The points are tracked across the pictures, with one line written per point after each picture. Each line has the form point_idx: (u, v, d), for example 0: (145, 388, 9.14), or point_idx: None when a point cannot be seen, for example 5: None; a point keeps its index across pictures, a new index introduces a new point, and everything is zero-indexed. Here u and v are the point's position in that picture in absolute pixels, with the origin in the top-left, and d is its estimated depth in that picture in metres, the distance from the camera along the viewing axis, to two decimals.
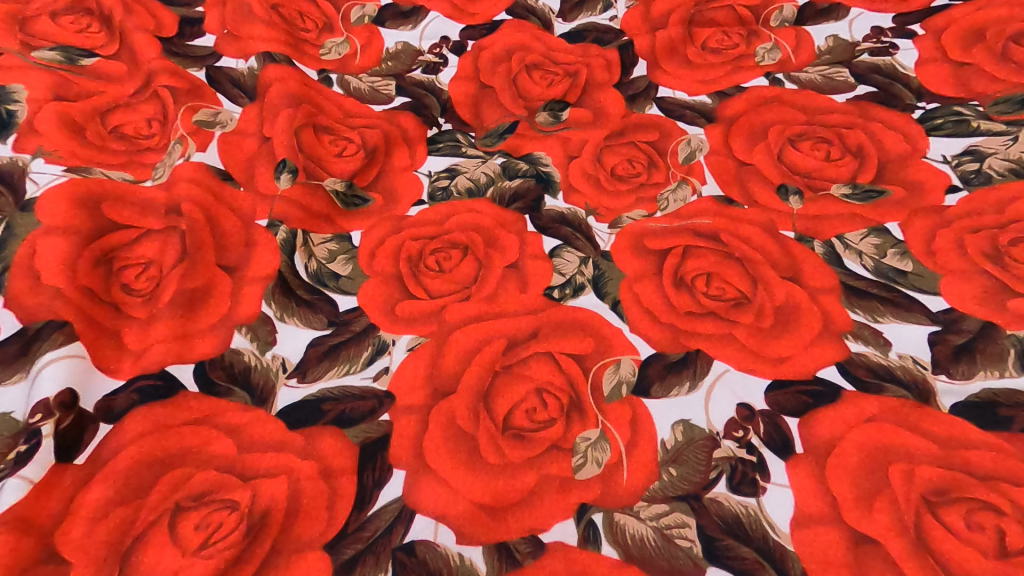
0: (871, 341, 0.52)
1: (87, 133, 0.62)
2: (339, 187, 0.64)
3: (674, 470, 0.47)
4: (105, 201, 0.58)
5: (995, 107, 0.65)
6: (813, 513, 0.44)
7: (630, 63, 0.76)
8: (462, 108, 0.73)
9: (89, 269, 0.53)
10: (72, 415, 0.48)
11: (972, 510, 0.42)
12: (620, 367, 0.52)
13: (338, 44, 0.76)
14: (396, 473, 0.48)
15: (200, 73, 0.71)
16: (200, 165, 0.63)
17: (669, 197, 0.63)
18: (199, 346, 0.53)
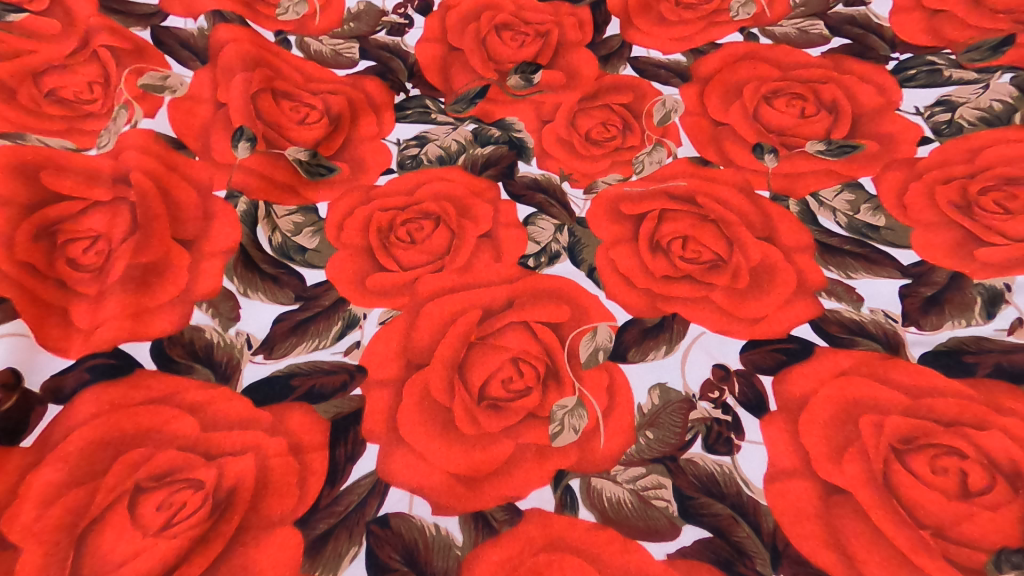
0: (844, 297, 0.52)
1: (19, 98, 0.58)
2: (302, 156, 0.61)
3: (651, 433, 0.47)
4: (44, 171, 0.54)
5: (967, 55, 0.64)
6: (787, 468, 0.44)
7: (603, 21, 0.73)
8: (429, 71, 0.69)
9: (29, 243, 0.50)
10: (16, 396, 0.45)
11: (937, 456, 0.43)
12: (597, 334, 0.51)
13: (295, 4, 0.72)
14: (369, 447, 0.46)
15: (144, 33, 0.66)
16: (149, 132, 0.59)
17: (645, 159, 0.61)
18: (156, 323, 0.50)
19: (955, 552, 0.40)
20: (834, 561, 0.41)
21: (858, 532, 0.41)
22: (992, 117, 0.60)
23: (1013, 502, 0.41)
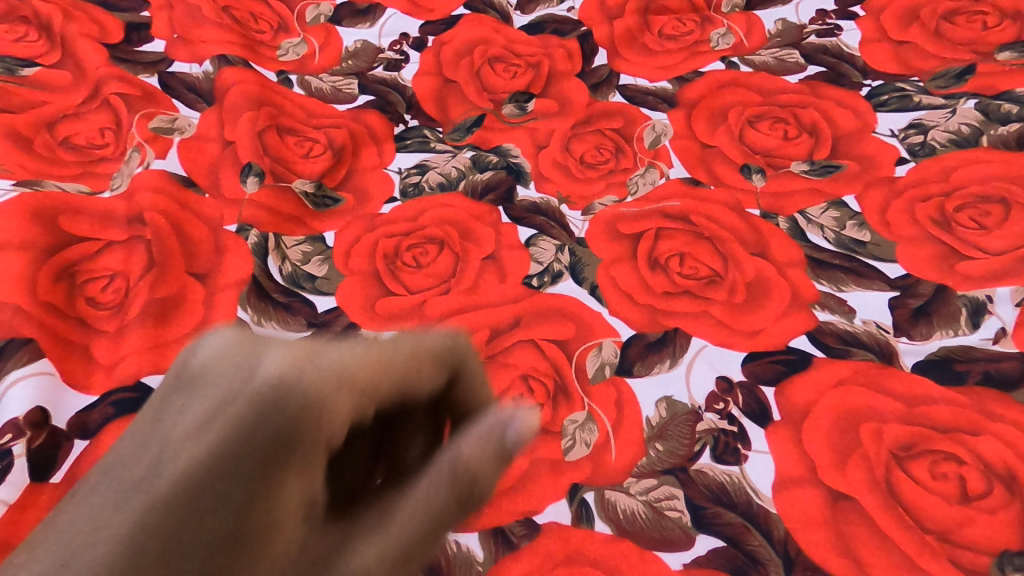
0: (837, 309, 0.55)
1: (35, 146, 0.60)
2: (309, 189, 0.63)
3: (661, 445, 0.49)
4: (62, 215, 0.55)
5: (934, 82, 0.69)
6: (794, 476, 0.46)
7: (591, 52, 0.77)
8: (428, 104, 0.72)
9: (51, 284, 0.51)
10: (44, 433, 0.47)
11: (937, 462, 0.45)
12: (602, 349, 0.53)
13: (295, 45, 0.74)
14: None
15: (152, 79, 0.68)
16: (161, 172, 0.61)
17: (638, 181, 0.65)
18: (175, 356, 0.51)
19: (959, 554, 0.42)
20: (842, 564, 0.43)
21: (864, 534, 0.44)
22: (961, 139, 0.64)
23: (1011, 505, 0.43)
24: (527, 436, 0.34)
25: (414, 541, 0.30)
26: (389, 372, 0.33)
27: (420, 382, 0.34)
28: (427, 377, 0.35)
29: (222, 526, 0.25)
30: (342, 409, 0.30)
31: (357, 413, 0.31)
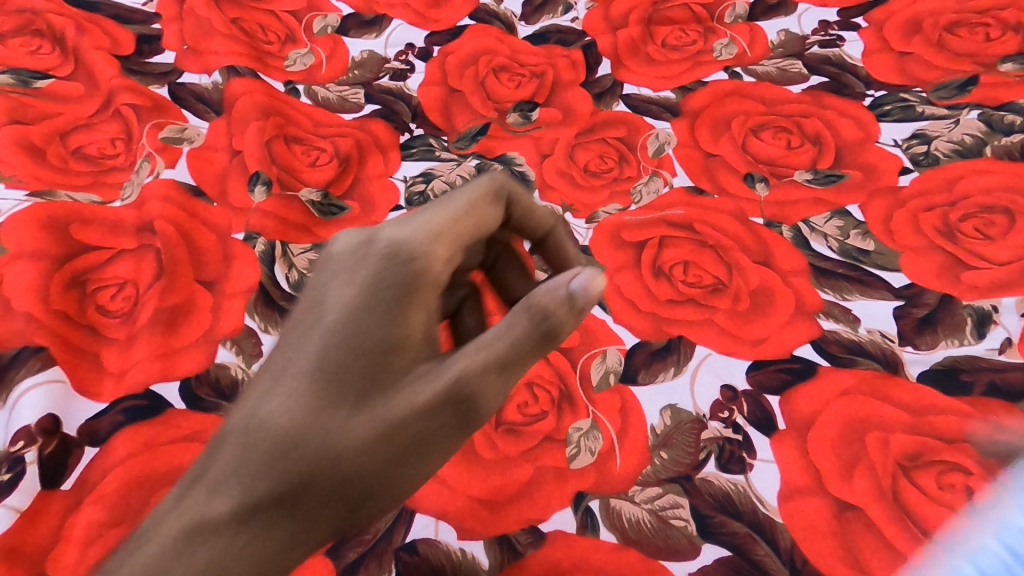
0: (841, 319, 0.55)
1: (48, 156, 0.61)
2: (316, 197, 0.64)
3: (666, 453, 0.49)
4: (73, 224, 0.56)
5: (937, 93, 0.69)
6: (799, 485, 0.46)
7: (595, 62, 0.77)
8: (433, 113, 0.73)
9: (63, 293, 0.52)
10: (56, 440, 0.47)
11: (943, 472, 0.45)
12: (606, 357, 0.54)
13: (302, 56, 0.75)
14: None
15: (162, 90, 0.69)
16: (171, 182, 0.62)
17: (642, 190, 0.65)
18: (183, 363, 0.52)
19: None
20: None
21: (871, 545, 0.44)
22: (964, 149, 0.64)
23: None
24: (595, 294, 0.34)
25: (515, 351, 0.33)
26: (471, 221, 0.40)
27: (492, 219, 0.42)
28: (490, 214, 0.42)
29: (383, 335, 0.34)
30: (442, 254, 0.37)
31: (451, 255, 0.38)
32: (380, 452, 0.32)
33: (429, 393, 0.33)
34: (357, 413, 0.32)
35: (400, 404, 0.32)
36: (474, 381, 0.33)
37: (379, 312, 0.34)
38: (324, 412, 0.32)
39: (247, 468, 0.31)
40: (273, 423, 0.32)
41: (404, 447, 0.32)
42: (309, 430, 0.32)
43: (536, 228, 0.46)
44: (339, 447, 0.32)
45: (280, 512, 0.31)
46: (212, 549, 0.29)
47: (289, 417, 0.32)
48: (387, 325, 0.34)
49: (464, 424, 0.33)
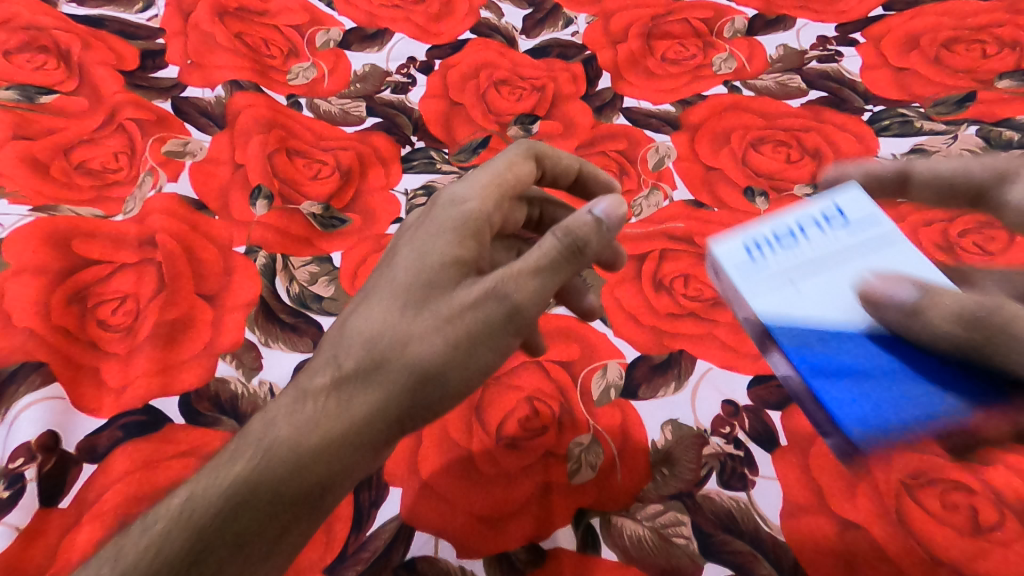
0: None
1: (52, 171, 0.61)
2: (317, 210, 0.64)
3: (667, 469, 0.48)
4: (76, 239, 0.57)
5: (935, 108, 0.69)
6: (802, 504, 0.46)
7: (595, 76, 0.78)
8: (434, 126, 0.73)
9: (64, 309, 0.53)
10: (55, 457, 0.47)
11: (948, 491, 0.45)
12: (607, 371, 0.53)
13: (304, 69, 0.76)
14: (392, 490, 0.47)
15: (166, 105, 0.69)
16: (173, 196, 0.62)
17: (642, 203, 0.65)
18: (183, 378, 0.52)
19: None
20: None
21: (873, 564, 0.43)
22: None
23: None
24: (617, 218, 0.43)
25: (548, 260, 0.41)
26: (514, 172, 0.48)
27: (529, 173, 0.50)
28: (527, 167, 0.50)
29: (443, 259, 0.42)
30: (489, 202, 0.46)
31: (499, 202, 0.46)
32: (443, 340, 0.39)
33: (479, 291, 0.40)
34: (423, 310, 0.40)
35: (455, 304, 0.40)
36: (516, 284, 0.40)
37: (440, 235, 0.43)
38: (399, 318, 0.41)
39: (342, 353, 0.41)
40: (361, 330, 0.41)
41: (462, 337, 0.40)
42: (386, 323, 0.40)
43: (566, 172, 0.56)
44: (408, 339, 0.39)
45: (365, 384, 0.39)
46: (322, 406, 0.39)
47: (372, 314, 0.41)
48: (446, 254, 0.43)
49: (510, 320, 0.40)
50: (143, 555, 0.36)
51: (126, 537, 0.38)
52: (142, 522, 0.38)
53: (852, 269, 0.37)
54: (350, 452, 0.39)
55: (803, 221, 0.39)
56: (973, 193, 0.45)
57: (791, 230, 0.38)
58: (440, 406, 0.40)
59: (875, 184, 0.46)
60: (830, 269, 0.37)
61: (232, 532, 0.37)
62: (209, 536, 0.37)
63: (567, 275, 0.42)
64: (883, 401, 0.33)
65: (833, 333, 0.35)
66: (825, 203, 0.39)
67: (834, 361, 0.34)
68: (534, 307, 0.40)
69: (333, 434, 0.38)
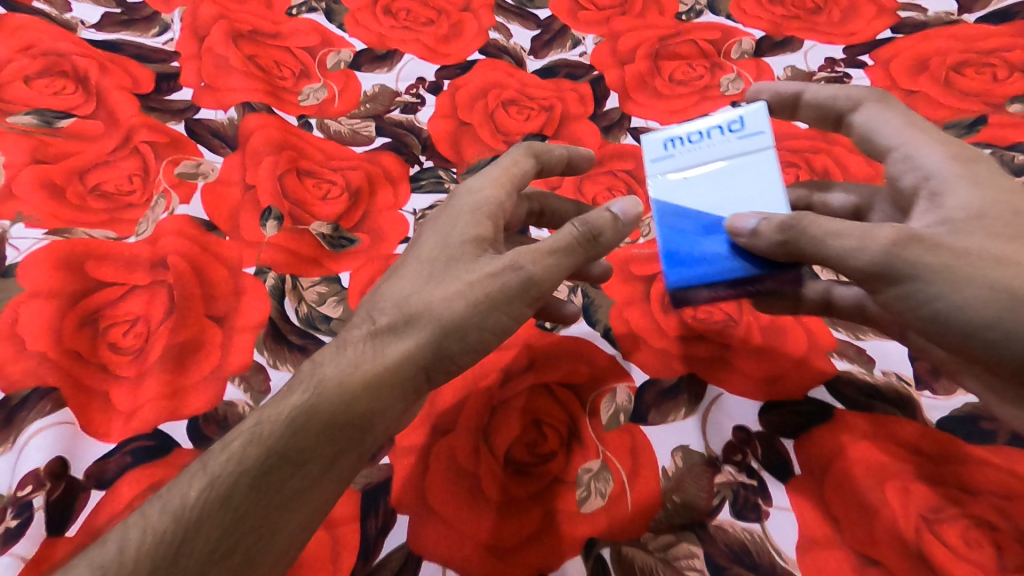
0: (856, 359, 0.54)
1: (67, 194, 0.62)
2: (326, 230, 0.64)
3: (678, 498, 0.48)
4: (89, 262, 0.57)
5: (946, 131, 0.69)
6: (818, 537, 0.45)
7: (602, 96, 0.78)
8: (443, 145, 0.74)
9: (76, 333, 0.53)
10: (63, 484, 0.47)
11: (970, 527, 0.44)
12: (616, 395, 0.53)
13: (315, 90, 0.77)
14: (399, 518, 0.47)
15: (179, 127, 0.71)
16: (185, 217, 0.63)
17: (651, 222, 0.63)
18: (192, 401, 0.52)
19: None
20: None
21: None
22: None
23: None
24: (632, 216, 0.49)
25: (559, 242, 0.46)
26: (519, 168, 0.54)
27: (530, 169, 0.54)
28: (529, 164, 0.54)
29: (467, 235, 0.49)
30: (506, 189, 0.52)
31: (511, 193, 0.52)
32: (465, 302, 0.45)
33: (504, 260, 0.46)
34: (452, 275, 0.46)
35: (482, 269, 0.46)
36: (530, 258, 0.45)
37: (463, 216, 0.50)
38: (429, 282, 0.47)
39: (378, 312, 0.47)
40: (395, 294, 0.47)
41: (483, 298, 0.45)
42: (419, 285, 0.47)
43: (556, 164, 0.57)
44: (434, 300, 0.46)
45: (399, 337, 0.45)
46: (365, 351, 0.44)
47: (408, 279, 0.48)
48: (471, 231, 0.49)
49: (525, 288, 0.45)
50: (218, 470, 0.39)
51: (209, 453, 0.41)
52: (214, 447, 0.41)
53: (732, 166, 0.49)
54: (389, 392, 0.44)
55: (711, 125, 0.50)
56: (837, 117, 0.55)
57: (700, 132, 0.50)
58: (462, 359, 0.46)
59: (775, 103, 0.57)
60: (716, 165, 0.49)
61: (295, 454, 0.41)
62: (276, 455, 0.40)
63: (580, 260, 0.47)
64: (705, 257, 0.47)
65: (692, 212, 0.48)
66: (731, 115, 0.50)
67: (684, 228, 0.48)
68: (545, 280, 0.46)
69: (377, 372, 0.43)
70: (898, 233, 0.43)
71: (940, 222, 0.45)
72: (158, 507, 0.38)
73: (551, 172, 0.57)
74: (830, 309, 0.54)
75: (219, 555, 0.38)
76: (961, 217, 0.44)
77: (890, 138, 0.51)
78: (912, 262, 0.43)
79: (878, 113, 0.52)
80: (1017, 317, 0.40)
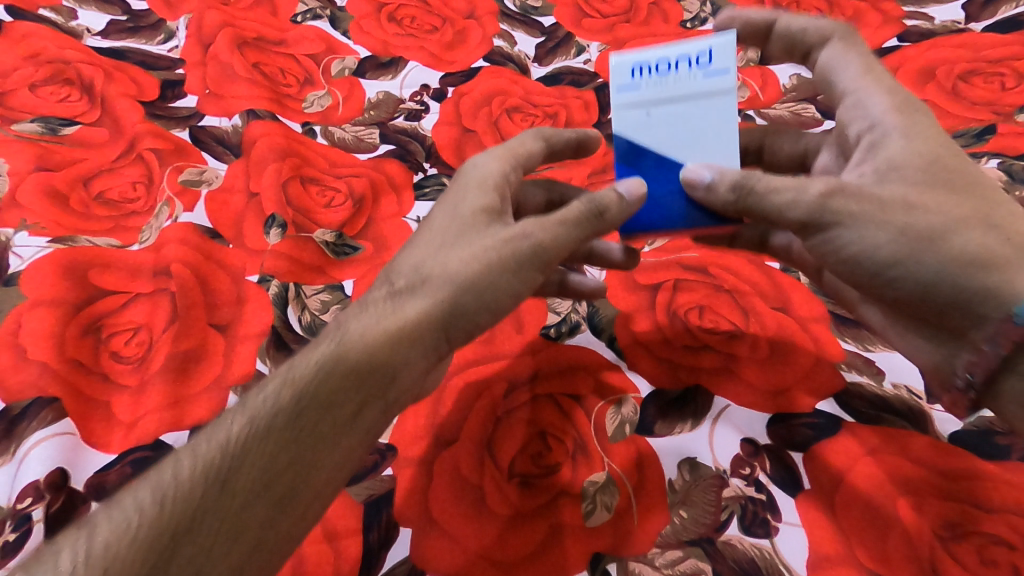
0: (865, 370, 0.53)
1: (71, 202, 0.62)
2: (329, 238, 0.64)
3: (686, 512, 0.47)
4: (92, 270, 0.57)
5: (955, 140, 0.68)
6: (829, 554, 0.44)
7: (607, 104, 0.78)
8: (446, 153, 0.73)
9: (78, 342, 0.53)
10: (63, 496, 0.47)
11: (984, 545, 0.43)
12: (621, 406, 0.52)
13: (319, 97, 0.77)
14: (402, 531, 0.46)
15: (183, 134, 0.70)
16: (188, 225, 0.63)
17: None
18: (193, 411, 0.51)
19: None
20: None
21: None
22: None
23: None
24: (638, 198, 0.48)
25: (564, 216, 0.47)
26: (526, 148, 0.55)
27: (539, 150, 0.56)
28: (538, 146, 0.56)
29: (477, 204, 0.49)
30: (512, 165, 0.53)
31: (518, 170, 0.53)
32: (479, 263, 0.45)
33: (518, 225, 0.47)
34: (468, 237, 0.47)
35: (495, 234, 0.47)
36: (539, 228, 0.46)
37: (470, 185, 0.51)
38: (443, 244, 0.47)
39: (395, 276, 0.47)
40: (408, 266, 0.47)
41: (498, 259, 0.46)
42: (435, 246, 0.47)
43: (565, 147, 0.58)
44: (448, 260, 0.46)
45: (415, 297, 0.45)
46: (385, 307, 0.44)
47: (423, 244, 0.48)
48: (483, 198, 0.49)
49: (536, 255, 0.46)
50: (256, 408, 0.39)
51: (246, 397, 0.40)
52: (251, 391, 0.41)
53: (692, 106, 0.48)
54: (412, 344, 0.43)
55: (680, 55, 0.48)
56: (804, 53, 0.54)
57: (669, 62, 0.48)
58: (479, 318, 0.46)
59: (749, 30, 0.55)
60: (676, 104, 0.48)
61: (325, 398, 0.40)
62: (308, 397, 0.40)
63: (586, 236, 0.48)
64: (652, 195, 0.50)
65: (650, 155, 0.49)
66: (702, 45, 0.47)
67: (641, 170, 0.50)
68: (558, 248, 0.47)
69: (399, 326, 0.43)
70: (830, 185, 0.46)
71: (871, 169, 0.48)
72: (205, 440, 0.38)
73: (561, 156, 0.58)
74: (764, 247, 0.58)
75: (259, 492, 0.37)
76: (886, 167, 0.47)
77: (846, 81, 0.51)
78: (836, 211, 0.46)
79: (840, 54, 0.52)
80: (918, 261, 0.44)
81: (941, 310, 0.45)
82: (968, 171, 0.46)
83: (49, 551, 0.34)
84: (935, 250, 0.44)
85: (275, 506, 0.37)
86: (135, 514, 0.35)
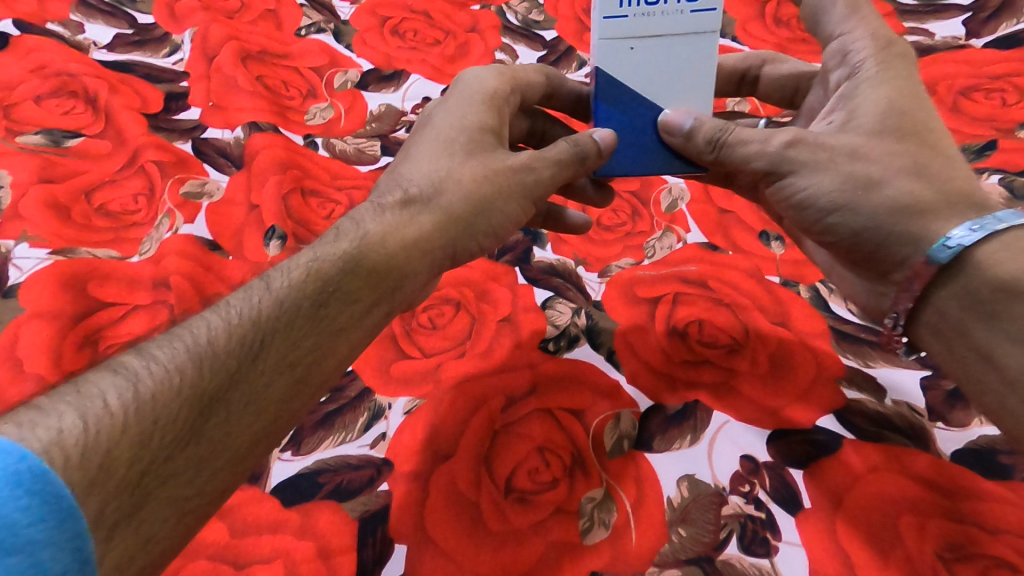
0: (866, 387, 0.53)
1: (73, 214, 0.62)
2: None
3: (684, 530, 0.46)
4: (92, 283, 0.58)
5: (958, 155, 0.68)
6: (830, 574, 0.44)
7: None
8: None
9: (76, 354, 0.53)
10: None
11: (988, 567, 0.42)
12: (620, 421, 0.52)
13: (322, 109, 0.77)
14: (397, 548, 0.46)
15: (186, 146, 0.71)
16: (188, 237, 0.63)
17: (655, 245, 0.63)
18: None
19: None
20: None
21: None
22: None
23: None
24: (610, 143, 0.51)
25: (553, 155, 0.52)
26: (528, 79, 0.59)
27: (539, 86, 0.60)
28: (540, 80, 0.60)
29: (485, 124, 0.52)
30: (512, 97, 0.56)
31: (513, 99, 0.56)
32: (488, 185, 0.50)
33: (518, 158, 0.52)
34: (473, 158, 0.50)
35: (500, 160, 0.51)
36: (538, 163, 0.52)
37: (472, 104, 0.53)
38: (456, 157, 0.50)
39: (407, 183, 0.50)
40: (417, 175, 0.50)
41: (502, 186, 0.50)
42: (443, 163, 0.50)
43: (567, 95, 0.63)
44: (460, 177, 0.49)
45: (426, 209, 0.48)
46: (399, 216, 0.47)
47: (431, 155, 0.50)
48: (489, 120, 0.53)
49: (531, 188, 0.52)
50: (281, 291, 0.41)
51: (267, 277, 0.42)
52: (269, 274, 0.43)
53: (671, 46, 0.49)
54: (424, 255, 0.47)
55: None
56: None
57: None
58: (480, 242, 0.51)
59: None
60: (659, 43, 0.49)
61: (344, 291, 0.43)
62: (331, 288, 0.43)
63: (569, 176, 0.53)
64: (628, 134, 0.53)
65: (630, 95, 0.51)
66: None
67: (619, 111, 0.52)
68: (546, 185, 0.52)
69: (414, 236, 0.47)
70: (792, 136, 0.50)
71: (837, 120, 0.51)
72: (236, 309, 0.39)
73: (559, 100, 0.63)
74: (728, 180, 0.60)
75: (284, 367, 0.39)
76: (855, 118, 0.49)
77: (831, 20, 0.54)
78: (797, 160, 0.49)
79: None
80: (864, 202, 0.47)
81: (871, 253, 0.49)
82: (926, 122, 0.48)
83: (83, 387, 0.34)
84: (872, 197, 0.47)
85: (299, 382, 0.40)
86: (173, 371, 0.36)
